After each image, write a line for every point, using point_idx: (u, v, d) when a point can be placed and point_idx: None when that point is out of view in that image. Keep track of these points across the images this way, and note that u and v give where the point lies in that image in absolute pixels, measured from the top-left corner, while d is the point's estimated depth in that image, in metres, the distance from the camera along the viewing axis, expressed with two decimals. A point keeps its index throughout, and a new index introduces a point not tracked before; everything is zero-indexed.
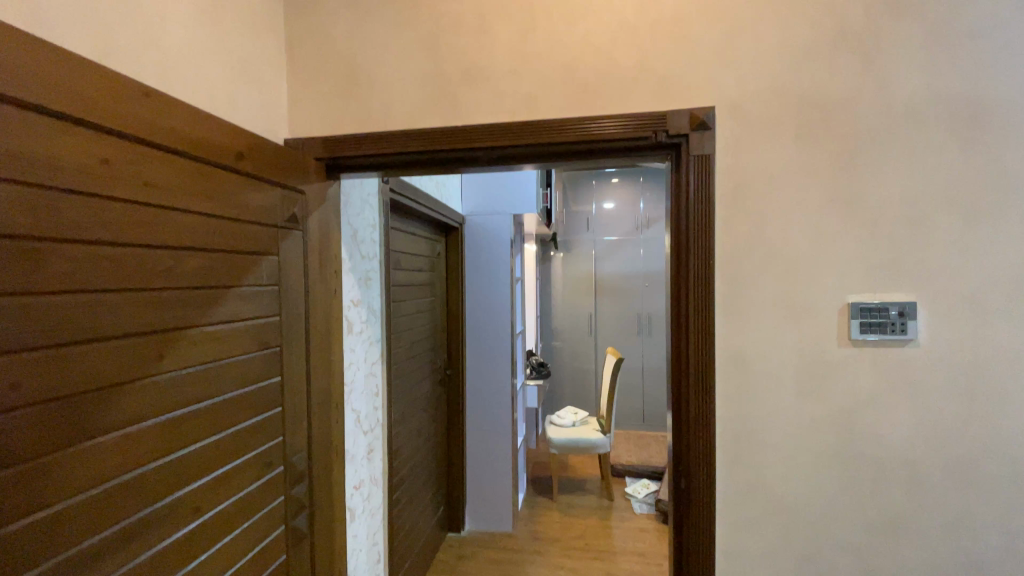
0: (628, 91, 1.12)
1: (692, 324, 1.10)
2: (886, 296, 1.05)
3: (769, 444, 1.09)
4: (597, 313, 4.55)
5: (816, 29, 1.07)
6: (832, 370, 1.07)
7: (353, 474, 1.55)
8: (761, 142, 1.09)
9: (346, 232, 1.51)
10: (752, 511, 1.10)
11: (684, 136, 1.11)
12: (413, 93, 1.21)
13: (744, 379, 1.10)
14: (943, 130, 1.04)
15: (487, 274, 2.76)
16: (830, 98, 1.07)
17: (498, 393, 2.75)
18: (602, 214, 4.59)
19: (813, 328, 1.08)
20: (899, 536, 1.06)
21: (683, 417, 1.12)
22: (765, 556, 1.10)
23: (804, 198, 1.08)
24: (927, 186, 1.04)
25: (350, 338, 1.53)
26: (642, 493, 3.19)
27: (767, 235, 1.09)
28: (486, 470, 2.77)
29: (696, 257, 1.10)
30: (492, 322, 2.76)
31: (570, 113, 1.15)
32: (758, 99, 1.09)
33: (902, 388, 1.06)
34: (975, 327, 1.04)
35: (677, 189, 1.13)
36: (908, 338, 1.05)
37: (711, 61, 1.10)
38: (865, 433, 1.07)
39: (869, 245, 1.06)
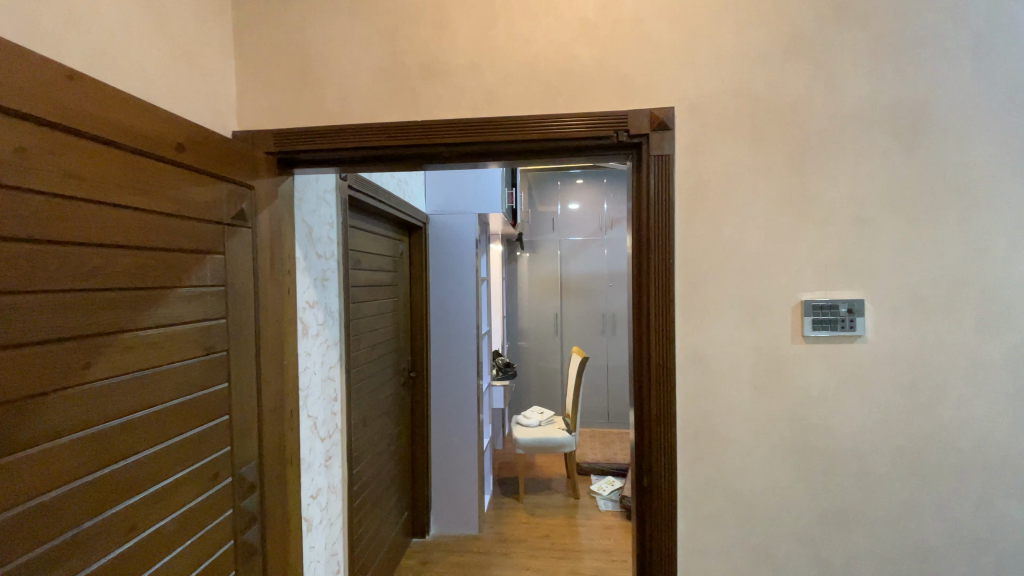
0: (590, 89, 1.10)
1: (653, 323, 1.09)
2: (835, 294, 1.07)
3: (728, 443, 1.09)
4: (563, 313, 4.56)
5: (771, 33, 1.07)
6: (786, 368, 1.08)
7: (310, 483, 1.49)
8: (719, 142, 1.08)
9: (301, 231, 1.45)
10: (711, 511, 1.10)
11: (644, 135, 1.09)
12: (369, 86, 1.16)
13: (704, 380, 1.09)
14: (888, 134, 1.06)
15: (451, 275, 2.72)
16: (786, 100, 1.07)
17: (465, 394, 2.72)
18: (567, 214, 4.58)
19: (770, 329, 1.09)
20: (849, 530, 1.08)
21: (645, 418, 1.11)
22: (725, 553, 1.10)
23: (760, 200, 1.08)
24: (877, 189, 1.06)
25: (306, 341, 1.47)
26: (608, 489, 3.23)
27: (723, 234, 1.09)
28: (453, 472, 2.73)
29: (657, 257, 1.09)
30: (457, 323, 2.72)
31: (534, 109, 1.12)
32: (715, 100, 1.08)
33: (853, 388, 1.07)
34: (920, 328, 1.06)
35: (638, 189, 1.12)
36: (857, 334, 1.07)
37: (675, 60, 1.09)
38: (818, 431, 1.08)
39: (822, 247, 1.07)
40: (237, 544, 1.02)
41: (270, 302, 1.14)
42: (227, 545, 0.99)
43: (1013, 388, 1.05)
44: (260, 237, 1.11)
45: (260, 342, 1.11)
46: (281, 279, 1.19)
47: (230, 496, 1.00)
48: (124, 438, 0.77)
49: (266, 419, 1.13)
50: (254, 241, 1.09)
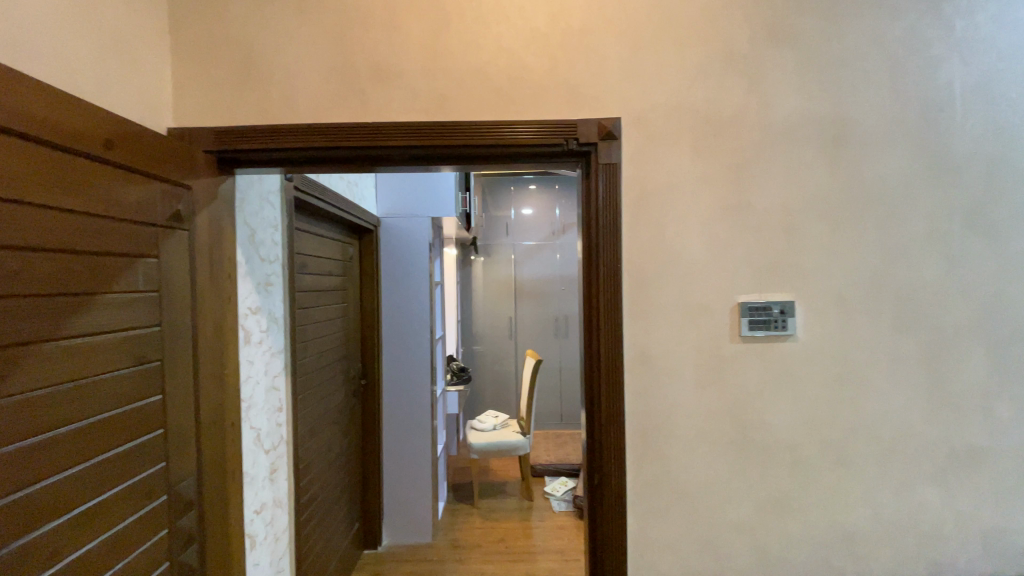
0: (541, 97, 1.13)
1: (603, 325, 1.12)
2: (769, 296, 1.14)
3: (674, 439, 1.14)
4: (516, 317, 4.59)
5: (709, 49, 1.14)
6: (726, 366, 1.15)
7: (253, 498, 1.42)
8: (663, 152, 1.14)
9: (242, 234, 1.39)
10: (658, 506, 1.14)
11: (593, 144, 1.13)
12: (317, 86, 1.13)
13: (651, 380, 1.14)
14: (813, 147, 1.14)
15: (403, 279, 2.68)
16: (723, 114, 1.14)
17: (418, 400, 2.68)
18: (521, 219, 4.63)
19: (711, 330, 1.14)
20: (783, 516, 1.15)
21: (595, 418, 1.14)
22: (672, 546, 1.14)
23: (700, 207, 1.14)
24: (806, 200, 1.14)
25: (248, 349, 1.40)
26: (561, 490, 3.28)
27: (667, 240, 1.14)
28: (407, 480, 2.69)
29: (606, 260, 1.12)
30: (410, 328, 2.68)
31: (486, 115, 1.13)
32: (659, 112, 1.13)
33: (786, 384, 1.15)
34: (844, 327, 1.15)
35: (587, 196, 1.15)
36: (788, 333, 1.14)
37: (622, 72, 1.13)
38: (756, 425, 1.15)
39: (756, 252, 1.14)
40: (173, 566, 0.96)
41: (208, 308, 1.09)
42: (162, 567, 0.93)
43: (922, 381, 1.15)
44: (199, 240, 1.06)
45: (198, 349, 1.05)
46: (221, 284, 1.14)
47: (165, 515, 0.94)
48: (47, 455, 0.71)
49: (205, 432, 1.07)
50: (192, 244, 1.03)
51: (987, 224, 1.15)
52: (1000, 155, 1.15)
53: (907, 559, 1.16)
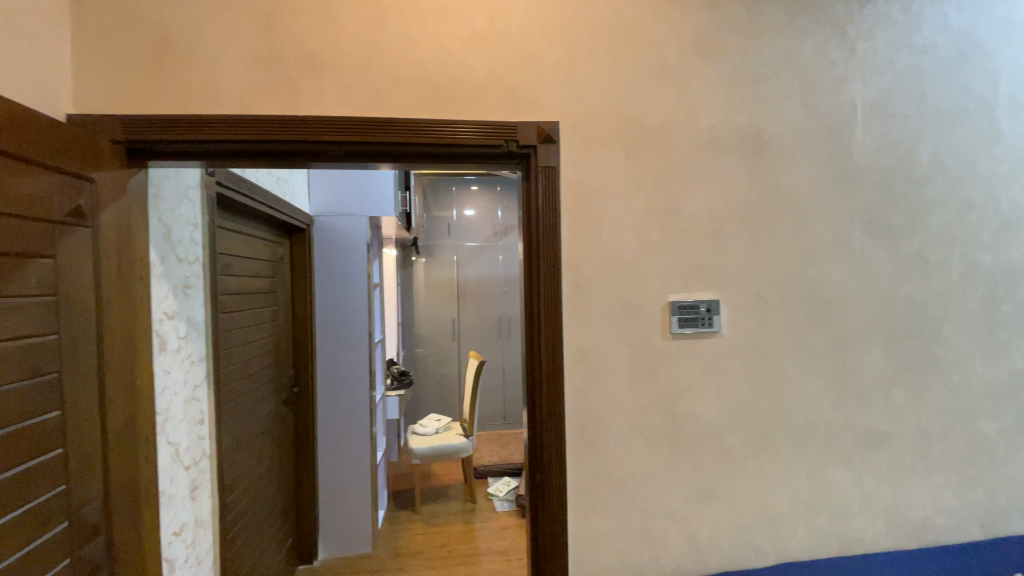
0: (480, 98, 1.13)
1: (543, 326, 1.14)
2: (697, 295, 1.21)
3: (611, 435, 1.18)
4: (459, 318, 4.55)
5: (642, 59, 1.19)
6: (659, 362, 1.20)
7: (171, 518, 1.31)
8: (599, 157, 1.17)
9: (156, 232, 1.28)
10: (597, 500, 1.17)
11: (532, 146, 1.14)
12: (243, 76, 1.06)
13: (589, 378, 1.17)
14: (735, 156, 1.22)
15: (340, 280, 2.58)
16: (655, 121, 1.19)
17: (356, 406, 2.59)
18: (463, 219, 4.60)
19: (645, 328, 1.19)
20: (711, 503, 1.22)
21: (536, 418, 1.14)
22: (610, 539, 1.18)
23: (634, 210, 1.18)
24: (728, 205, 1.22)
25: (163, 357, 1.29)
26: (505, 490, 3.28)
27: (603, 241, 1.17)
28: (344, 489, 2.59)
29: (545, 261, 1.14)
30: (347, 331, 2.58)
31: (425, 113, 1.11)
32: (595, 118, 1.17)
33: (713, 378, 1.22)
34: (763, 323, 1.24)
35: (527, 198, 1.16)
36: (714, 330, 1.21)
37: (560, 76, 1.16)
38: (686, 418, 1.21)
39: (685, 254, 1.20)
40: None
41: (117, 313, 0.99)
42: None
43: (830, 371, 1.26)
44: (105, 238, 0.96)
45: (105, 359, 0.95)
46: (132, 286, 1.04)
47: (66, 544, 0.85)
48: None
49: (114, 449, 0.97)
50: (97, 242, 0.94)
51: (883, 228, 1.28)
52: (894, 167, 1.29)
53: (819, 535, 1.26)
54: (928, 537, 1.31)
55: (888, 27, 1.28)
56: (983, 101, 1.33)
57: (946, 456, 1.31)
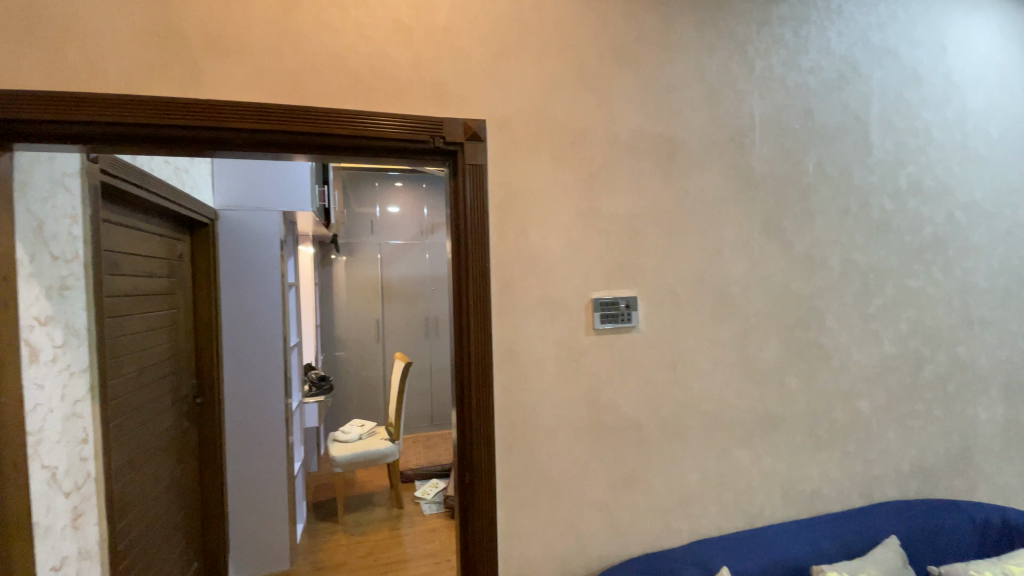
0: (404, 92, 1.10)
1: (472, 324, 1.13)
2: (617, 291, 1.26)
3: (538, 430, 1.20)
4: (383, 318, 4.40)
5: (565, 63, 1.22)
6: (583, 357, 1.24)
7: (48, 552, 1.14)
8: (524, 157, 1.19)
9: (24, 225, 1.11)
10: (526, 495, 1.19)
11: (459, 144, 1.13)
12: (134, 52, 0.95)
13: (517, 374, 1.18)
14: (650, 161, 1.29)
15: (250, 280, 2.40)
16: (578, 125, 1.23)
17: (271, 414, 2.42)
18: (387, 217, 4.46)
19: (570, 324, 1.23)
20: (632, 489, 1.29)
21: (465, 416, 1.14)
22: (538, 532, 1.20)
23: (558, 211, 1.21)
24: (645, 206, 1.29)
25: (34, 370, 1.12)
26: (432, 493, 3.24)
27: (530, 240, 1.19)
28: (258, 504, 2.41)
29: (474, 260, 1.13)
30: (259, 335, 2.41)
31: (346, 104, 1.06)
32: (521, 118, 1.18)
33: (633, 370, 1.28)
34: (676, 318, 1.32)
35: (454, 195, 1.15)
36: (633, 325, 1.28)
37: (486, 74, 1.16)
38: (608, 410, 1.26)
39: (606, 253, 1.26)
40: None
41: None
42: None
43: (735, 361, 1.38)
44: None
45: None
46: None
47: None
48: None
49: None
50: None
51: (777, 231, 1.42)
52: (787, 174, 1.43)
53: (725, 511, 1.38)
54: (815, 505, 1.47)
55: (781, 48, 1.43)
56: (857, 119, 1.51)
57: (829, 432, 1.48)
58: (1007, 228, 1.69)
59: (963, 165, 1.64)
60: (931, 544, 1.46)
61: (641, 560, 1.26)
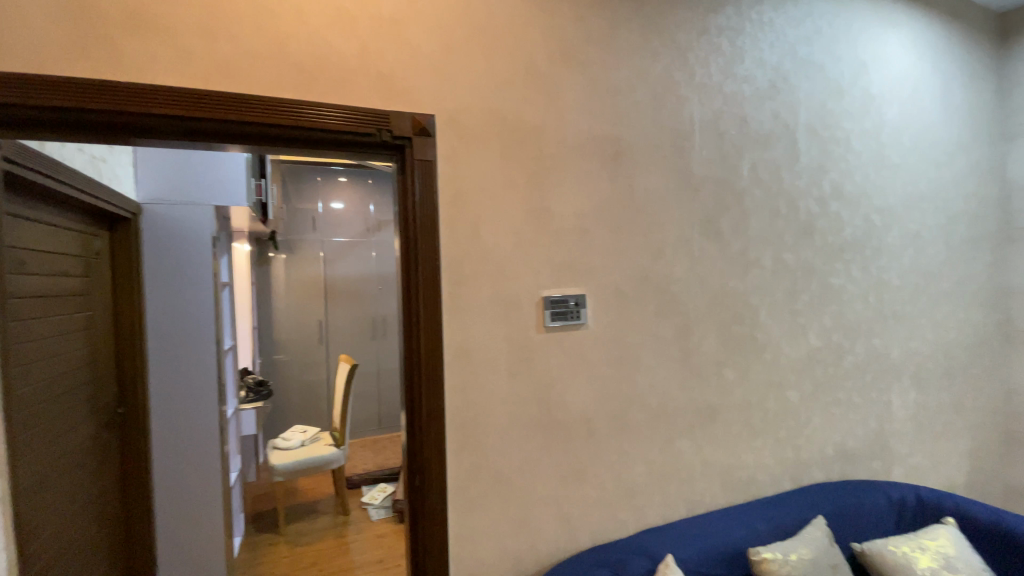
0: (349, 83, 1.06)
1: (422, 323, 1.11)
2: (567, 289, 1.28)
3: (490, 429, 1.19)
4: (327, 319, 4.24)
5: (514, 61, 1.22)
6: (534, 354, 1.24)
7: None
8: (474, 154, 1.17)
9: None
10: (477, 495, 1.18)
11: (407, 139, 1.10)
12: (39, 25, 0.85)
13: (468, 374, 1.17)
14: (598, 162, 1.32)
15: (179, 279, 2.23)
16: (527, 124, 1.23)
17: (203, 423, 2.26)
18: (330, 213, 4.29)
19: (521, 322, 1.23)
20: (581, 483, 1.31)
21: (415, 418, 1.11)
22: (489, 532, 1.19)
23: (508, 209, 1.21)
24: (593, 206, 1.31)
25: None
26: (380, 498, 3.16)
27: (481, 238, 1.18)
28: (190, 520, 2.25)
29: (423, 257, 1.11)
30: (189, 338, 2.24)
31: (286, 93, 1.01)
32: (471, 115, 1.17)
33: (582, 366, 1.30)
34: (623, 314, 1.36)
35: (402, 191, 1.12)
36: (582, 322, 1.30)
37: (435, 69, 1.14)
38: (558, 406, 1.28)
39: (556, 251, 1.27)
40: None
41: None
42: None
43: (678, 355, 1.44)
44: None
45: None
46: None
47: None
48: None
49: None
50: None
51: (715, 231, 1.49)
52: (724, 177, 1.50)
53: (669, 500, 1.43)
54: (750, 490, 1.56)
55: (719, 57, 1.50)
56: (786, 127, 1.62)
57: (763, 421, 1.58)
58: (915, 230, 1.87)
59: (878, 172, 1.79)
60: (855, 521, 1.57)
61: (591, 553, 1.28)
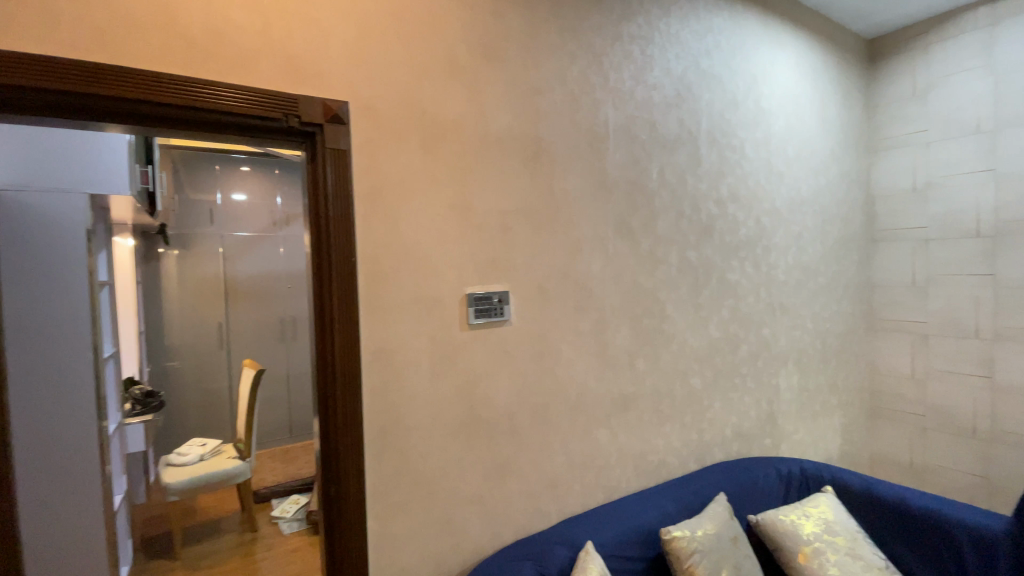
0: (250, 62, 0.96)
1: (337, 323, 1.04)
2: (490, 286, 1.27)
3: (411, 432, 1.15)
4: (229, 321, 3.89)
5: (434, 51, 1.19)
6: (457, 353, 1.22)
7: None
8: (392, 147, 1.12)
9: None
10: (399, 501, 1.14)
11: (318, 126, 1.03)
12: None
13: (388, 376, 1.12)
14: (519, 159, 1.32)
15: (47, 278, 1.91)
16: (448, 118, 1.20)
17: (78, 445, 1.95)
18: (230, 205, 3.93)
19: (443, 320, 1.20)
20: (505, 479, 1.31)
21: (330, 424, 1.05)
22: (412, 537, 1.16)
23: (429, 205, 1.17)
24: (515, 204, 1.32)
25: None
26: (292, 511, 2.96)
27: (401, 234, 1.13)
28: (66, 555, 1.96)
29: (337, 253, 1.04)
30: (62, 348, 1.93)
31: (171, 68, 0.89)
32: (388, 105, 1.12)
33: (505, 363, 1.31)
34: (545, 311, 1.38)
35: (314, 182, 1.04)
36: (505, 319, 1.30)
37: (348, 54, 1.07)
38: (482, 404, 1.27)
39: (479, 248, 1.25)
40: None
41: None
42: None
43: (595, 350, 1.49)
44: None
45: None
46: None
47: None
48: None
49: None
50: None
51: (629, 230, 1.57)
52: (636, 179, 1.58)
53: (589, 489, 1.48)
54: (661, 474, 1.66)
55: (631, 63, 1.57)
56: (691, 133, 1.73)
57: (672, 408, 1.69)
58: (798, 231, 2.09)
59: (768, 178, 1.98)
60: (752, 495, 1.73)
61: (516, 547, 1.29)
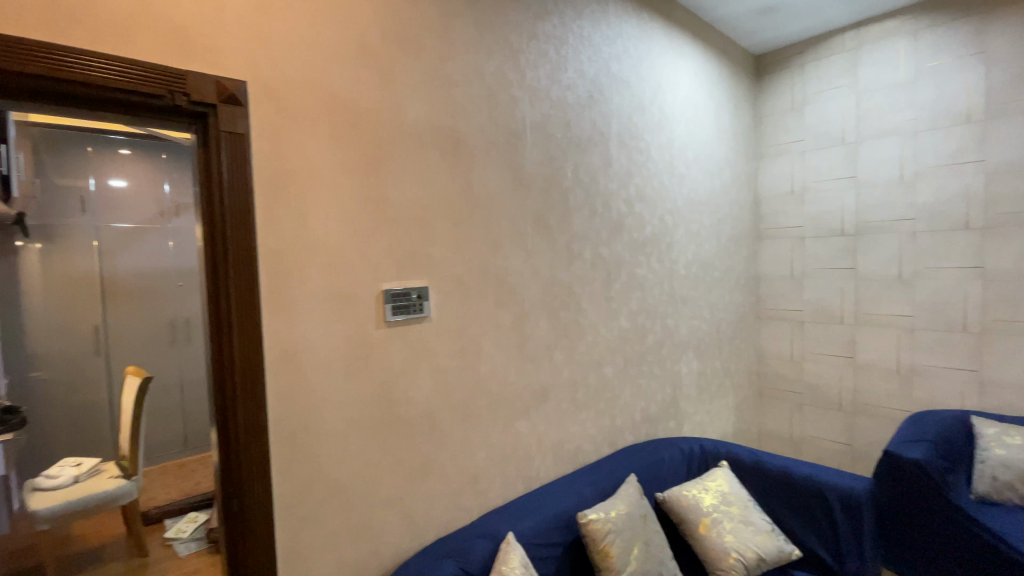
0: (127, 30, 0.85)
1: (237, 322, 0.96)
2: (408, 282, 1.24)
3: (323, 435, 1.10)
4: (108, 324, 3.47)
5: (343, 35, 1.13)
6: (373, 351, 1.18)
7: None
8: (298, 133, 1.05)
9: None
10: (310, 508, 1.08)
11: (211, 106, 0.94)
12: None
13: (297, 377, 1.05)
14: (436, 151, 1.30)
15: None
16: (360, 105, 1.15)
17: None
18: (107, 193, 3.47)
19: (357, 317, 1.15)
20: (425, 478, 1.29)
21: (230, 432, 0.97)
22: (325, 545, 1.10)
23: (340, 196, 1.12)
24: (432, 197, 1.29)
25: None
26: (190, 530, 2.70)
27: (309, 226, 1.07)
28: None
29: (235, 247, 0.96)
30: None
31: (25, 30, 0.77)
32: (293, 87, 1.05)
33: (424, 360, 1.28)
34: (464, 306, 1.37)
35: (206, 168, 0.95)
36: (424, 315, 1.27)
37: (245, 30, 0.98)
38: (401, 402, 1.23)
39: (394, 242, 1.22)
40: None
41: None
42: None
43: (515, 343, 1.51)
44: None
45: None
46: None
47: None
48: None
49: None
50: None
51: (546, 226, 1.60)
52: (552, 175, 1.62)
53: (510, 481, 1.50)
54: (578, 461, 1.73)
55: (546, 62, 1.60)
56: (602, 134, 1.81)
57: (587, 398, 1.76)
58: (697, 229, 2.26)
59: (671, 179, 2.12)
60: (660, 475, 1.85)
61: (437, 545, 1.27)
